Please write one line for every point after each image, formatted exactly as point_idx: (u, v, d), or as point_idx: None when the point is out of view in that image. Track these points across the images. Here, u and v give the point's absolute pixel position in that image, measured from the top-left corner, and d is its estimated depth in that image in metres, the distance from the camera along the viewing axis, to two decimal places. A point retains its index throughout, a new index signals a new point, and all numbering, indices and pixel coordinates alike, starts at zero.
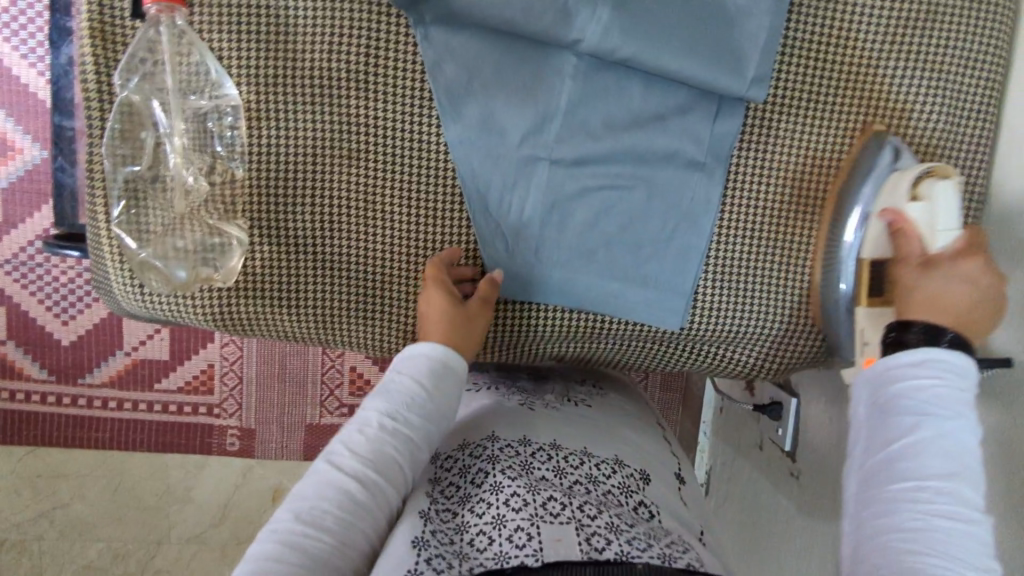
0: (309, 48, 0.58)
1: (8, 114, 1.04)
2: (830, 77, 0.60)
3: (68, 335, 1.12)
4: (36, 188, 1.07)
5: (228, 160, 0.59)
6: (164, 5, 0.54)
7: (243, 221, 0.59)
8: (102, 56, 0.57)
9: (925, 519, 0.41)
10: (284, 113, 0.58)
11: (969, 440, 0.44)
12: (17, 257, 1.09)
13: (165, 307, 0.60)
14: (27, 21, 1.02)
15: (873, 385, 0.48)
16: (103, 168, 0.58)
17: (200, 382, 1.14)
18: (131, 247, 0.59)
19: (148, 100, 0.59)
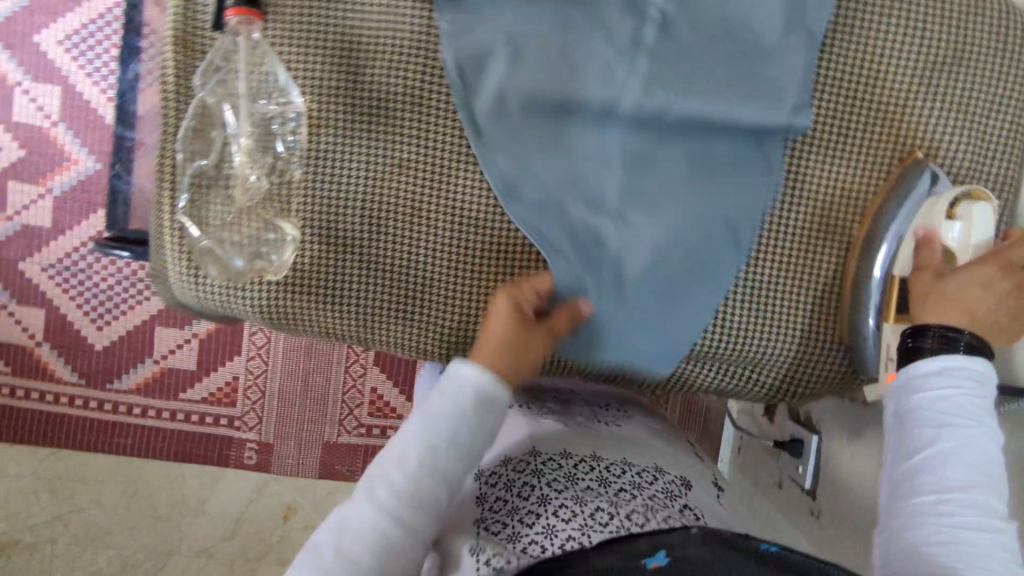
0: (369, 62, 0.61)
1: (68, 127, 1.10)
2: (860, 112, 0.61)
3: (101, 340, 1.15)
4: (86, 197, 1.12)
5: (288, 162, 0.63)
6: (243, 18, 0.58)
7: (296, 220, 0.62)
8: (182, 63, 0.62)
9: (952, 532, 0.45)
10: (342, 121, 0.62)
11: (988, 447, 0.47)
12: (62, 262, 1.13)
13: (218, 293, 0.63)
14: (96, 43, 1.09)
15: (896, 398, 0.52)
16: (173, 162, 0.62)
17: (224, 394, 1.16)
18: (192, 234, 0.62)
19: (221, 103, 0.63)
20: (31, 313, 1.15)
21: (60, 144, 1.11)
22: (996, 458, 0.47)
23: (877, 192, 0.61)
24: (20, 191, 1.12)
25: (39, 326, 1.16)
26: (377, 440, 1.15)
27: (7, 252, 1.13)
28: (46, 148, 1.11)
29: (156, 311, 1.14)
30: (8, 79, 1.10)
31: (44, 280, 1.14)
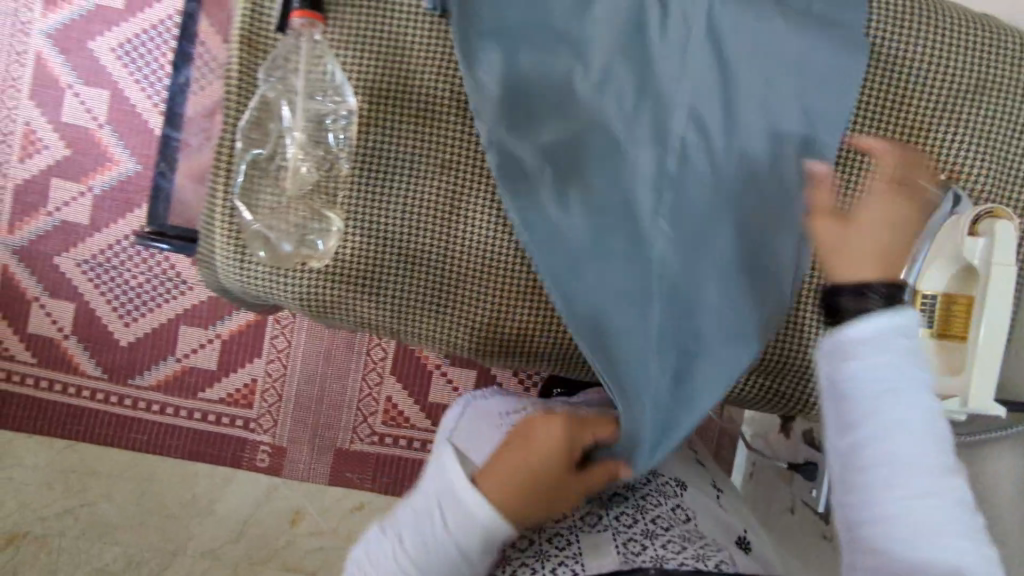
0: (421, 67, 0.65)
1: (114, 129, 1.15)
2: (887, 132, 0.66)
3: (127, 336, 1.18)
4: (125, 197, 1.16)
5: (337, 155, 0.66)
6: (307, 20, 0.63)
7: (340, 211, 0.65)
8: (246, 59, 0.64)
9: (896, 503, 0.49)
10: (389, 121, 0.65)
11: (920, 401, 0.51)
12: (96, 258, 1.17)
13: (262, 279, 0.65)
14: (147, 52, 1.14)
15: (826, 377, 0.54)
16: (231, 148, 0.65)
17: (241, 396, 1.17)
18: (244, 217, 0.65)
19: (280, 99, 0.66)
20: (60, 306, 1.18)
21: (104, 145, 1.15)
22: (927, 408, 0.51)
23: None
24: (62, 188, 1.16)
25: (68, 319, 1.19)
26: (388, 448, 1.16)
27: (45, 246, 1.17)
28: (90, 149, 1.15)
29: (182, 310, 1.17)
30: (61, 81, 1.15)
31: (77, 275, 1.18)
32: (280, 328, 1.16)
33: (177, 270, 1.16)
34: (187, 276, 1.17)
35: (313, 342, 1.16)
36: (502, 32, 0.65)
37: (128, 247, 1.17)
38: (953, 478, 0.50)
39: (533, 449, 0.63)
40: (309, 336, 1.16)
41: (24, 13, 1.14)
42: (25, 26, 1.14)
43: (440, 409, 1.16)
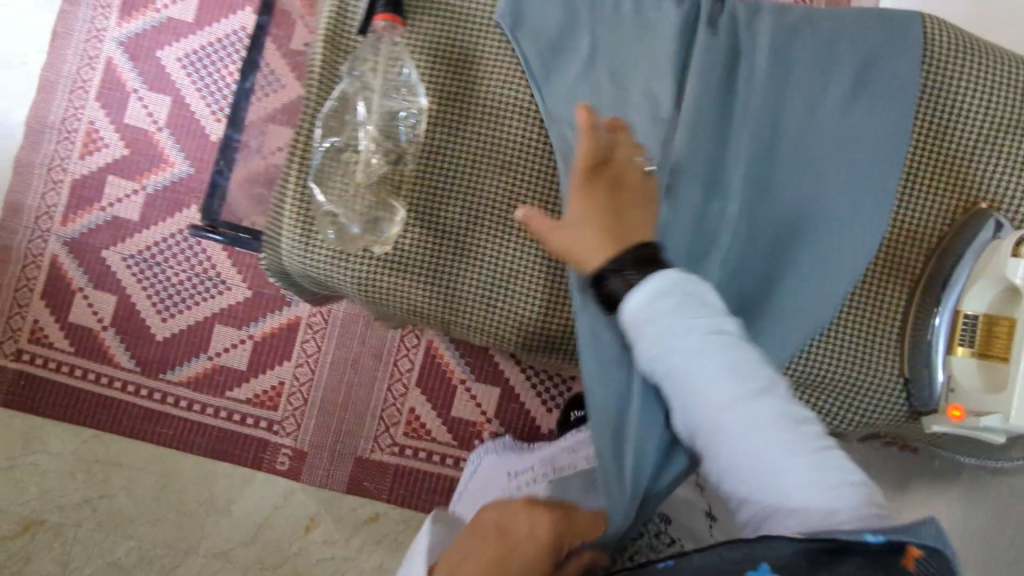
0: (489, 73, 0.69)
1: (171, 133, 1.21)
2: (927, 163, 0.68)
3: (163, 331, 1.21)
4: (175, 197, 1.21)
5: (406, 149, 0.69)
6: (389, 23, 0.66)
7: (404, 201, 0.68)
8: (329, 55, 0.68)
9: (727, 451, 0.57)
10: (456, 120, 0.69)
11: (713, 352, 0.57)
12: (142, 253, 1.22)
13: (325, 261, 0.67)
14: (210, 63, 1.21)
15: (648, 370, 0.62)
16: (309, 136, 0.67)
17: (268, 397, 1.19)
18: (316, 200, 0.67)
19: (358, 95, 0.70)
20: (102, 298, 1.22)
21: (161, 147, 1.21)
22: (720, 356, 0.57)
23: (937, 239, 0.68)
24: (117, 185, 1.22)
25: (108, 311, 1.22)
26: (407, 460, 1.16)
27: (94, 239, 1.22)
28: (148, 150, 1.21)
29: (219, 310, 1.21)
30: (127, 86, 1.22)
31: (122, 269, 1.22)
32: (311, 332, 1.19)
33: (217, 270, 1.20)
34: (227, 276, 1.20)
35: (342, 350, 1.18)
36: (571, 56, 0.69)
37: (173, 245, 1.21)
38: (769, 407, 0.56)
39: (511, 545, 0.58)
40: (340, 342, 1.18)
41: (101, 21, 1.22)
42: (100, 33, 1.22)
43: (461, 425, 1.17)
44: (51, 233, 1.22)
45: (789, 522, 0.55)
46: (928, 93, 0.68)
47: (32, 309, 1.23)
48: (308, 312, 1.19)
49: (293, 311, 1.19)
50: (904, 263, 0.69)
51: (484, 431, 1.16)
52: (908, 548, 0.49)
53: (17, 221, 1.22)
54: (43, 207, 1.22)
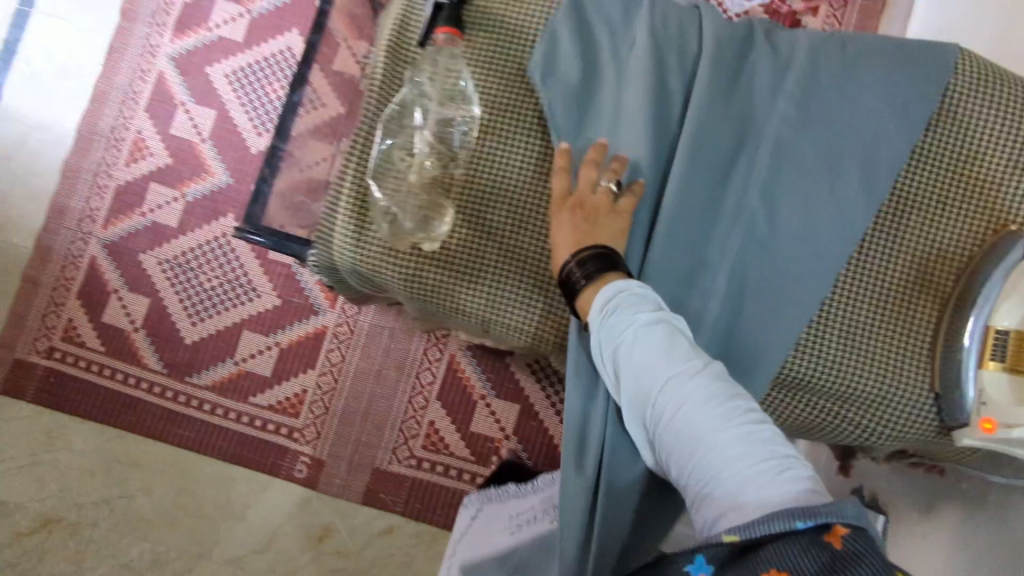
0: (542, 85, 0.72)
1: (214, 144, 1.26)
2: (957, 185, 0.69)
3: (193, 335, 1.24)
4: (213, 205, 1.25)
5: (457, 153, 0.72)
6: (448, 38, 0.71)
7: (453, 203, 0.71)
8: (391, 62, 0.72)
9: (672, 451, 0.54)
10: (507, 129, 0.72)
11: (653, 350, 0.56)
12: (177, 258, 1.25)
13: (377, 257, 0.69)
14: (255, 80, 1.26)
15: (599, 366, 0.61)
16: (365, 138, 0.70)
17: (289, 405, 1.21)
18: (373, 195, 0.70)
19: (415, 101, 0.72)
20: (136, 300, 1.26)
21: (203, 157, 1.26)
22: (658, 352, 0.56)
23: (968, 259, 0.68)
24: (158, 192, 1.26)
25: (141, 314, 1.26)
26: (424, 474, 1.17)
27: (133, 243, 1.26)
28: (190, 160, 1.26)
29: (248, 316, 1.23)
30: (175, 99, 1.27)
31: (157, 273, 1.26)
32: (336, 342, 1.21)
33: (249, 277, 1.24)
34: (258, 284, 1.24)
35: (366, 360, 1.20)
36: (619, 69, 0.72)
37: (208, 252, 1.25)
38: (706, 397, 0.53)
39: None
40: (363, 353, 1.20)
41: (155, 37, 1.28)
42: (154, 49, 1.28)
43: (479, 440, 1.17)
44: (92, 235, 1.27)
45: (720, 508, 0.50)
46: (960, 115, 0.70)
47: (68, 308, 1.26)
48: (334, 322, 1.22)
49: (320, 320, 1.22)
50: (933, 282, 0.69)
51: (501, 447, 1.17)
52: (824, 524, 0.44)
53: (61, 222, 1.27)
54: (87, 210, 1.27)
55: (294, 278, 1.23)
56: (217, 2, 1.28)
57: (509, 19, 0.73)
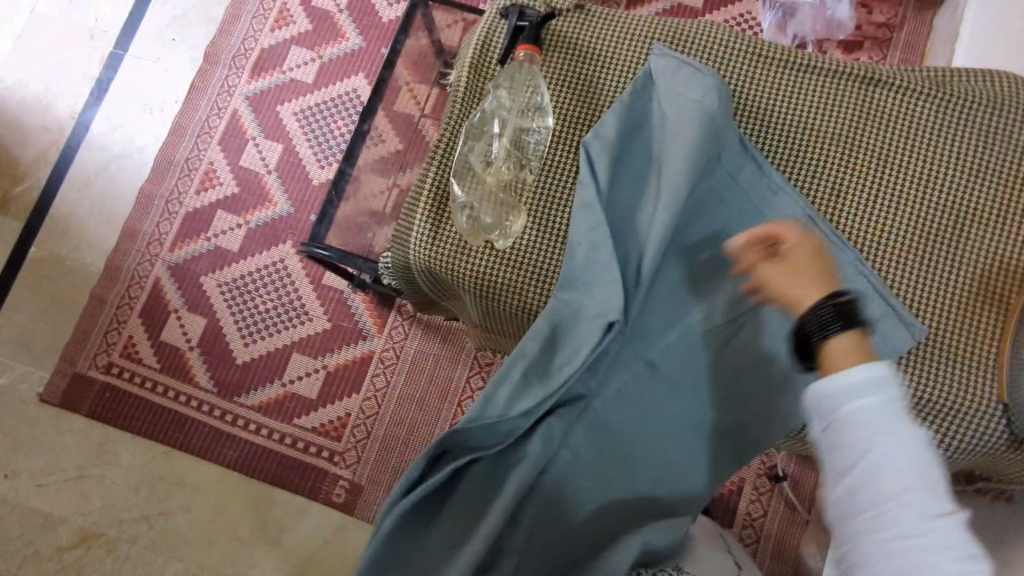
0: (612, 97, 0.76)
1: (278, 176, 1.34)
2: (1010, 198, 0.70)
3: (244, 355, 1.28)
4: (274, 232, 1.32)
5: (531, 160, 0.76)
6: (527, 54, 0.76)
7: (524, 205, 0.75)
8: (473, 76, 0.78)
9: (885, 546, 0.48)
10: (578, 138, 0.76)
11: (913, 452, 0.50)
12: (236, 281, 1.31)
13: (448, 255, 0.74)
14: (322, 118, 1.35)
15: (822, 433, 0.53)
16: (446, 146, 0.77)
17: (332, 427, 1.23)
18: (456, 194, 0.75)
19: (495, 114, 0.78)
20: (193, 320, 1.31)
21: (268, 188, 1.34)
22: (921, 460, 0.50)
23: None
24: (224, 219, 1.34)
25: (197, 333, 1.30)
26: None
27: (196, 266, 1.33)
28: (256, 190, 1.34)
29: (298, 339, 1.27)
30: (247, 133, 1.37)
31: (215, 293, 1.31)
32: (382, 367, 1.24)
33: (302, 301, 1.28)
34: (310, 308, 1.28)
35: (410, 386, 1.22)
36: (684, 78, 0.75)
37: (266, 275, 1.30)
38: (946, 519, 0.48)
39: None
40: (407, 379, 1.22)
41: (234, 78, 1.39)
42: (231, 88, 1.39)
43: None
44: (159, 258, 1.34)
45: None
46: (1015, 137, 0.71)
47: (129, 325, 1.32)
48: (381, 347, 1.25)
49: (368, 345, 1.25)
50: (989, 292, 0.69)
51: None
52: None
53: (131, 245, 1.34)
54: (156, 234, 1.35)
55: (345, 303, 1.28)
56: (292, 48, 1.39)
57: (583, 39, 0.78)
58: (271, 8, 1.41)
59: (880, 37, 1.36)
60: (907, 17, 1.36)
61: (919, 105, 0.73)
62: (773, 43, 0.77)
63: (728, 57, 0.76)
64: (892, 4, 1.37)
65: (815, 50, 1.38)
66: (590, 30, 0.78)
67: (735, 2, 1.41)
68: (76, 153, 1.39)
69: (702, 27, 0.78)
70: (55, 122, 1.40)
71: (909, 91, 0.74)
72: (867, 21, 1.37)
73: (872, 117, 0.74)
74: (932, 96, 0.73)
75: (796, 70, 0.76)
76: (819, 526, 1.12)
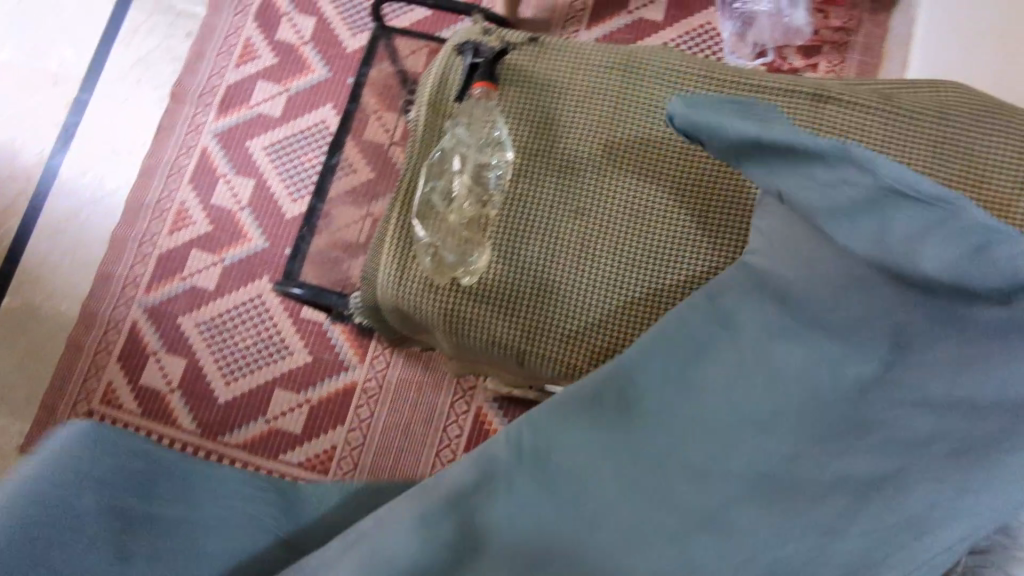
0: (570, 128, 0.78)
1: (251, 212, 1.34)
2: None
3: (226, 394, 1.27)
4: (250, 268, 1.31)
5: (493, 193, 0.77)
6: (484, 91, 0.78)
7: (488, 240, 0.75)
8: (432, 112, 0.80)
9: None
10: (538, 170, 0.77)
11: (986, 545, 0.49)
12: (214, 319, 1.30)
13: (417, 293, 0.74)
14: (291, 151, 1.36)
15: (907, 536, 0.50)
16: (408, 182, 0.78)
17: (319, 461, 1.22)
18: (418, 233, 0.76)
19: (454, 150, 0.80)
20: (173, 361, 1.30)
21: (241, 225, 1.33)
22: None
23: None
24: (198, 257, 1.33)
25: (177, 374, 1.29)
26: None
27: (172, 307, 1.32)
28: (230, 227, 1.34)
29: (279, 374, 1.27)
30: (217, 171, 1.36)
31: (194, 332, 1.30)
32: (365, 397, 1.23)
33: (282, 336, 1.28)
34: (290, 343, 1.28)
35: (393, 415, 1.22)
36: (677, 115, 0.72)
37: (243, 312, 1.30)
38: None
39: None
40: (389, 410, 1.22)
41: (201, 117, 1.39)
42: (199, 126, 1.39)
43: None
44: (135, 300, 1.33)
45: None
46: (965, 144, 0.73)
47: (108, 370, 1.30)
48: (363, 377, 1.24)
49: (349, 376, 1.25)
50: None
51: None
52: None
53: (105, 289, 1.33)
54: (130, 277, 1.33)
55: (325, 335, 1.27)
56: (258, 83, 1.40)
57: (538, 71, 0.79)
58: (235, 44, 1.42)
59: (838, 40, 1.39)
60: (862, 20, 1.39)
61: (869, 121, 0.75)
62: (726, 66, 0.78)
63: (683, 82, 0.78)
64: (847, 8, 1.40)
65: (776, 57, 1.40)
66: (544, 64, 0.80)
67: (694, 14, 1.44)
68: (45, 201, 1.38)
69: (653, 54, 0.79)
70: (23, 170, 1.39)
71: (858, 104, 0.76)
72: (824, 26, 1.40)
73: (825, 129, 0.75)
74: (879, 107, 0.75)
75: (750, 91, 0.77)
76: None
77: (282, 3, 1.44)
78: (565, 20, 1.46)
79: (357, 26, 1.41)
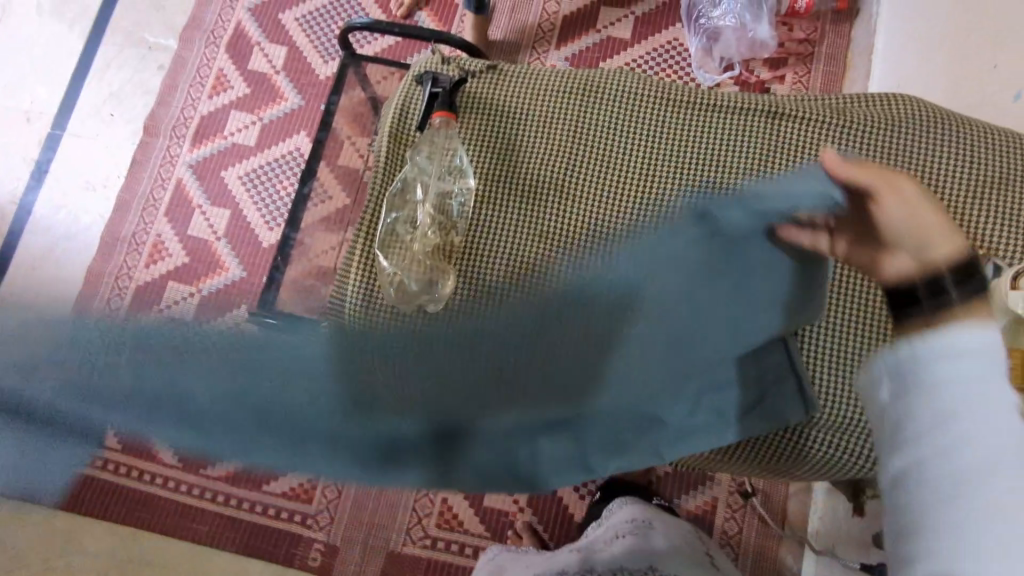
0: (530, 153, 0.81)
1: (228, 243, 1.34)
2: None
3: None
4: None
5: (454, 222, 0.80)
6: (443, 121, 0.81)
7: (452, 268, 0.78)
8: (395, 142, 0.83)
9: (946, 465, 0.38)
10: (500, 196, 0.80)
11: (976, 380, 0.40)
12: None
13: (385, 322, 0.72)
14: (266, 180, 1.36)
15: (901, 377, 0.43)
16: (373, 212, 0.80)
17: (299, 492, 1.19)
18: (383, 266, 0.79)
19: (416, 180, 0.83)
20: None
21: (218, 255, 1.33)
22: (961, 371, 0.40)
23: None
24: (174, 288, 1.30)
25: None
26: (440, 554, 1.18)
27: None
28: (206, 258, 1.34)
29: None
30: (193, 202, 1.37)
31: None
32: None
33: None
34: None
35: None
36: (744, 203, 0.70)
37: None
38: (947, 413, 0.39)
39: None
40: None
41: (175, 149, 1.39)
42: (174, 158, 1.39)
43: (494, 515, 1.19)
44: None
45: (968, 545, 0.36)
46: (916, 155, 0.75)
47: None
48: None
49: None
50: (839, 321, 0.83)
51: (516, 521, 1.19)
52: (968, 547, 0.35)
53: None
54: None
55: None
56: (230, 113, 1.40)
57: (498, 100, 0.82)
58: (207, 75, 1.43)
59: (803, 52, 1.42)
60: (825, 32, 1.43)
61: (824, 133, 0.77)
62: (680, 88, 0.81)
63: (639, 106, 0.80)
64: (811, 20, 1.43)
65: (742, 71, 1.43)
66: (505, 91, 0.82)
67: (660, 31, 1.47)
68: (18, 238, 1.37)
69: (609, 79, 0.82)
70: None
71: (812, 119, 0.77)
72: (789, 38, 1.43)
73: (781, 146, 0.77)
74: (832, 120, 0.77)
75: (704, 112, 0.80)
76: (794, 538, 1.14)
77: (253, 33, 1.45)
78: (534, 41, 1.48)
79: (328, 53, 1.42)
